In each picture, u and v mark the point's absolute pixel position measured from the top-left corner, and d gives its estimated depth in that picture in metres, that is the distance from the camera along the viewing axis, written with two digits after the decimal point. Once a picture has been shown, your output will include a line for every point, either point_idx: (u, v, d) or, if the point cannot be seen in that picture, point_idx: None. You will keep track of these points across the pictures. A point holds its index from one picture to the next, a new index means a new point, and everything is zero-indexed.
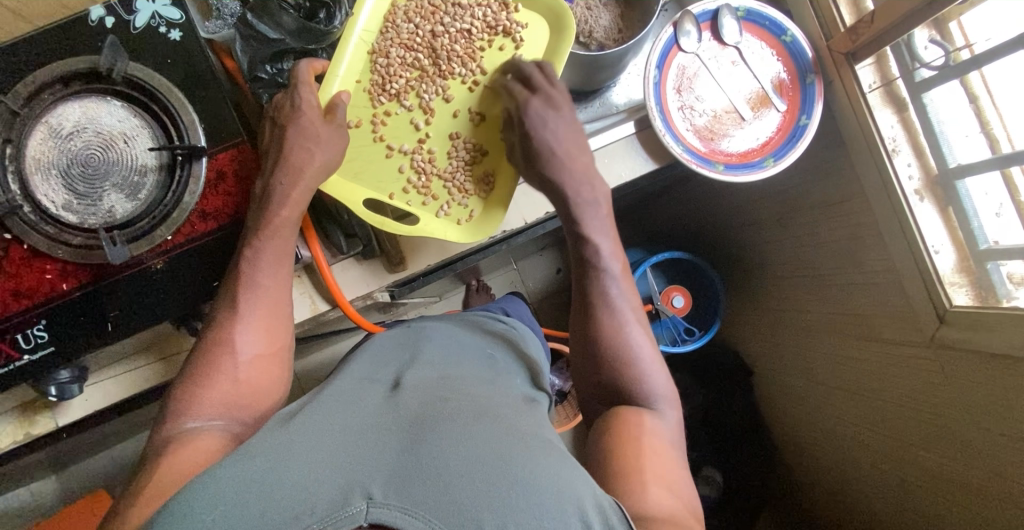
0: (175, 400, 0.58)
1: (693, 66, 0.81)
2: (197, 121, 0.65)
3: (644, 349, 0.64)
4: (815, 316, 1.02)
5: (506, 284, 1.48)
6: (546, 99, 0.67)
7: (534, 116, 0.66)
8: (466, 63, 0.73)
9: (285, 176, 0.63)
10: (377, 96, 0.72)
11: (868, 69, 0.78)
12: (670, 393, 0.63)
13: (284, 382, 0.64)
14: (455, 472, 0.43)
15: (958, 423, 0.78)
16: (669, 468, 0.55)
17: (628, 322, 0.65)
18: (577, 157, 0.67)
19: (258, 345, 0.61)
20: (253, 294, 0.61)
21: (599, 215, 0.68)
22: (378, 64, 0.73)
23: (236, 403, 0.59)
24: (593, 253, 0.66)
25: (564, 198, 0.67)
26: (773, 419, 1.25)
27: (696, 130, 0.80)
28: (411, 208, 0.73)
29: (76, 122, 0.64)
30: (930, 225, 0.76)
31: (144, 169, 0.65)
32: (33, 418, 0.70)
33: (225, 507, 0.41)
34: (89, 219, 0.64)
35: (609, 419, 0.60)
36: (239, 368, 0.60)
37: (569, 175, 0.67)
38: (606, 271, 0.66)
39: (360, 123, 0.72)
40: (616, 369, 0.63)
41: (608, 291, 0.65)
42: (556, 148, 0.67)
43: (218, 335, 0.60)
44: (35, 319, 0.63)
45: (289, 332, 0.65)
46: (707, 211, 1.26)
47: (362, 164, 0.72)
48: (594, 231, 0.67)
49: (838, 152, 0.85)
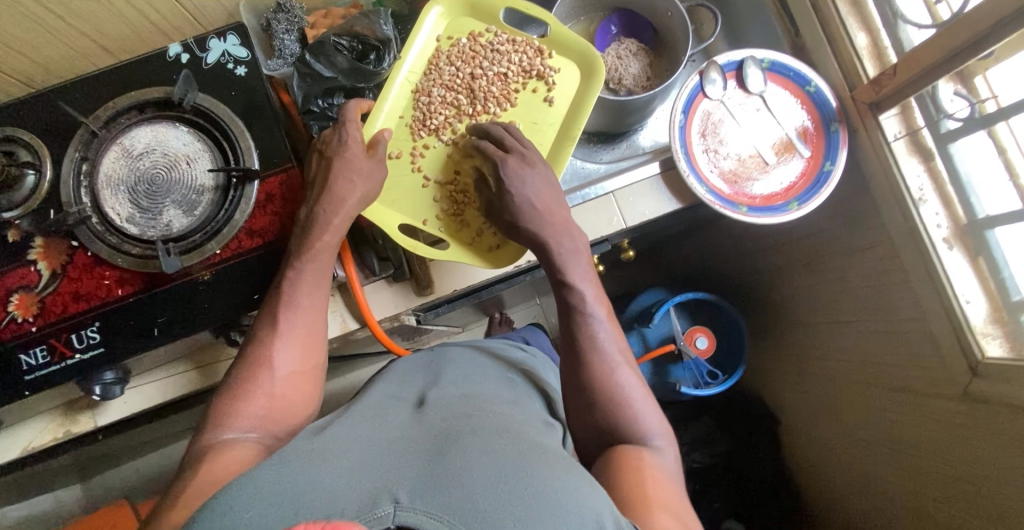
0: (214, 410, 0.61)
1: (718, 112, 0.84)
2: (253, 146, 0.71)
3: (634, 386, 0.65)
4: (844, 364, 0.99)
5: (529, 319, 1.50)
6: (520, 159, 0.71)
7: (510, 173, 0.69)
8: (501, 103, 0.78)
9: (328, 204, 0.67)
10: (417, 130, 0.78)
11: (893, 119, 0.80)
12: (664, 431, 0.64)
13: (315, 398, 0.66)
14: (478, 480, 0.45)
15: (991, 481, 0.74)
16: (673, 503, 0.55)
17: (616, 363, 0.66)
18: (556, 212, 0.70)
19: (294, 362, 0.64)
20: (292, 312, 0.65)
21: (582, 265, 0.70)
22: (419, 102, 0.78)
23: (270, 415, 0.62)
24: (578, 299, 0.68)
25: (548, 246, 0.69)
26: (800, 472, 1.21)
27: (722, 173, 0.83)
28: (443, 234, 0.77)
29: (147, 144, 0.71)
30: (958, 274, 0.75)
31: (201, 189, 0.71)
32: (74, 416, 0.74)
33: (261, 508, 0.43)
34: (148, 231, 0.69)
35: (610, 457, 0.60)
36: (275, 382, 0.63)
37: (549, 228, 0.69)
38: (592, 315, 0.68)
39: (400, 154, 0.77)
40: (610, 409, 0.63)
41: (596, 335, 0.67)
42: (533, 202, 0.69)
43: (258, 351, 0.63)
44: (90, 320, 0.68)
45: (323, 350, 0.68)
46: (734, 254, 1.26)
47: (398, 192, 0.77)
48: (577, 279, 0.69)
49: (863, 199, 0.86)
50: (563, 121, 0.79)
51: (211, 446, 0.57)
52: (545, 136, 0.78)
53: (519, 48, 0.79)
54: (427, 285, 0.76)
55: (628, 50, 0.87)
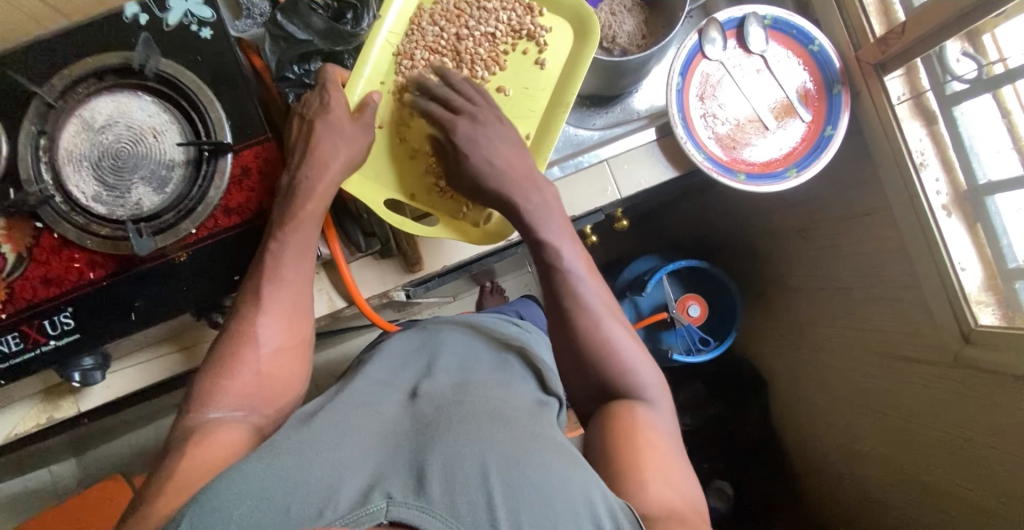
0: (199, 386, 0.59)
1: (718, 74, 0.80)
2: (224, 117, 0.66)
3: (623, 345, 0.64)
4: (835, 330, 1.00)
5: (520, 287, 1.49)
6: (471, 118, 0.69)
7: (470, 138, 0.68)
8: (489, 67, 0.74)
9: (312, 169, 0.64)
10: (401, 98, 0.73)
11: (898, 80, 0.77)
12: (658, 383, 0.63)
13: (303, 377, 0.64)
14: (473, 474, 0.44)
15: (977, 444, 0.77)
16: (664, 458, 0.56)
17: (603, 322, 0.64)
18: (520, 167, 0.68)
19: (279, 338, 0.62)
20: (276, 287, 0.62)
21: (559, 224, 0.68)
22: (401, 67, 0.73)
23: (257, 394, 0.60)
24: (556, 259, 0.66)
25: (524, 211, 0.67)
26: (787, 431, 1.24)
27: (718, 138, 0.79)
28: (433, 209, 0.74)
29: (108, 116, 0.66)
30: (955, 242, 0.74)
31: (171, 164, 0.67)
32: (56, 402, 0.72)
33: (250, 504, 0.42)
34: (117, 211, 0.65)
35: (603, 419, 0.60)
36: (260, 360, 0.60)
37: (519, 187, 0.67)
38: (573, 276, 0.65)
39: (384, 124, 0.73)
40: (600, 371, 0.62)
41: (580, 295, 0.65)
42: (496, 162, 0.67)
43: (242, 327, 0.61)
44: (63, 306, 0.65)
45: (309, 326, 0.66)
46: (727, 220, 1.25)
47: (382, 167, 0.73)
48: (553, 239, 0.66)
49: (862, 164, 0.84)
50: (555, 85, 0.74)
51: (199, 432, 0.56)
52: (537, 103, 0.74)
53: (507, 5, 0.74)
54: (416, 262, 0.74)
55: (623, 6, 0.82)
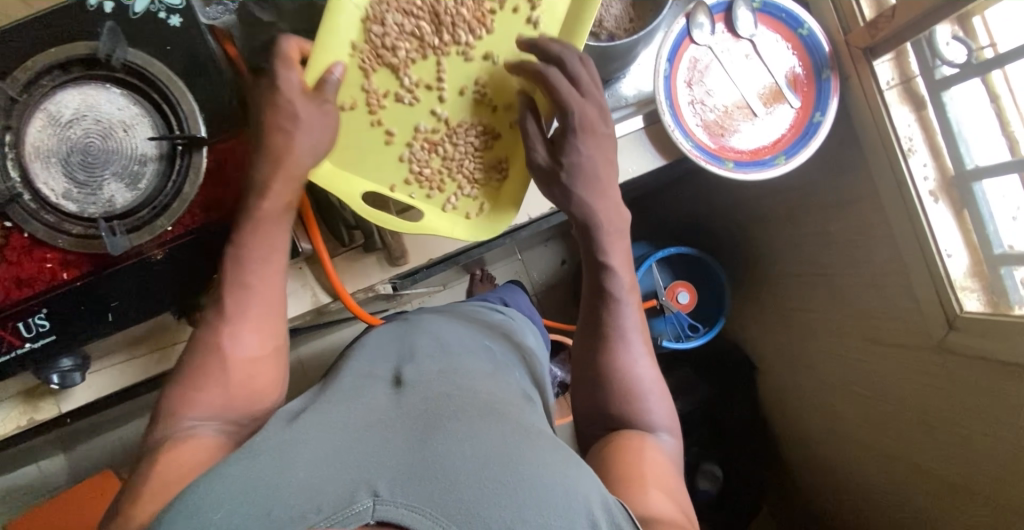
0: (166, 403, 0.57)
1: (706, 59, 0.78)
2: (197, 109, 0.64)
3: (649, 380, 0.64)
4: (823, 315, 1.00)
5: (510, 274, 1.48)
6: (596, 110, 0.66)
7: (584, 126, 0.66)
8: (474, 29, 0.68)
9: (265, 162, 0.61)
10: (372, 72, 0.68)
11: (887, 64, 0.76)
12: (672, 424, 0.64)
13: (279, 381, 0.62)
14: (460, 472, 0.44)
15: (961, 427, 0.78)
16: (668, 481, 0.56)
17: (638, 353, 0.65)
18: (606, 184, 0.68)
19: (249, 345, 0.60)
20: (242, 292, 0.60)
21: (620, 248, 0.69)
22: (369, 33, 0.67)
23: (230, 404, 0.58)
24: (613, 284, 0.67)
25: (594, 227, 0.68)
26: (775, 414, 1.26)
27: (706, 126, 0.78)
28: (412, 200, 0.71)
29: (76, 110, 0.63)
30: (942, 228, 0.74)
31: (144, 158, 0.64)
32: (36, 403, 0.70)
33: (230, 506, 0.42)
34: (89, 208, 0.63)
35: (611, 440, 0.61)
36: (229, 369, 0.58)
37: (603, 199, 0.68)
38: (619, 300, 0.67)
39: (354, 105, 0.68)
40: (621, 396, 0.63)
41: (623, 323, 0.66)
42: (591, 166, 0.67)
43: (208, 335, 0.59)
44: (36, 307, 0.63)
45: (282, 330, 0.63)
46: (714, 206, 1.24)
47: (353, 153, 0.70)
48: (616, 264, 0.67)
49: (850, 150, 0.83)
50: None
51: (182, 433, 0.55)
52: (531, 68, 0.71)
53: None
54: (401, 255, 0.73)
55: None
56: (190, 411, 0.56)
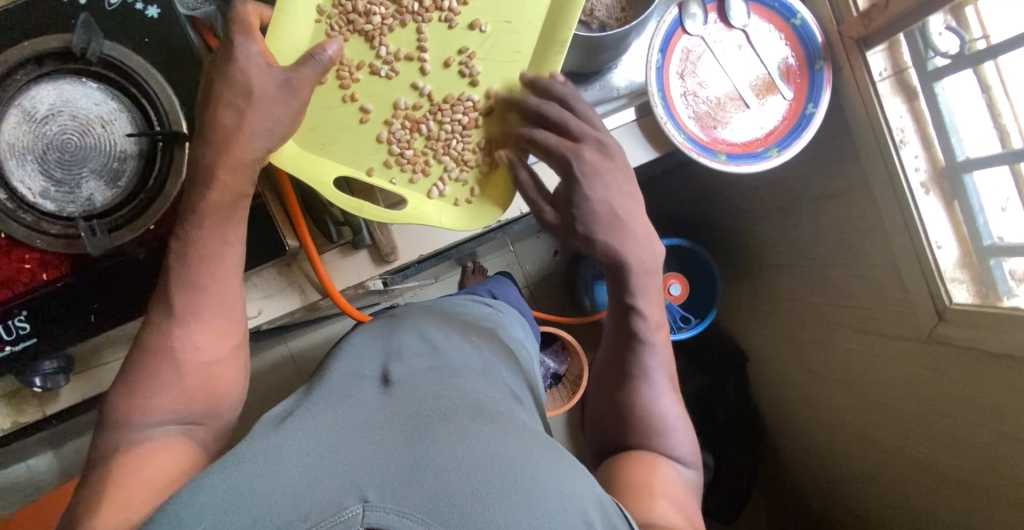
0: (115, 410, 0.54)
1: (699, 50, 0.77)
2: (177, 103, 0.62)
3: (673, 414, 0.64)
4: (813, 306, 1.01)
5: (501, 266, 1.47)
6: (599, 150, 0.64)
7: (586, 170, 0.63)
8: None
9: (211, 150, 0.55)
10: (344, 40, 0.66)
11: (880, 55, 0.75)
12: (694, 455, 0.64)
13: (236, 381, 0.60)
14: (452, 474, 0.44)
15: (949, 416, 0.79)
16: (678, 494, 0.58)
17: (662, 391, 0.65)
18: (637, 224, 0.65)
19: (202, 348, 0.57)
20: (190, 293, 0.56)
21: (650, 287, 0.66)
22: (340, 1, 0.65)
23: (184, 406, 0.56)
24: (642, 325, 0.65)
25: (623, 269, 0.65)
26: (765, 403, 1.27)
27: (698, 118, 0.77)
28: (394, 185, 0.69)
29: (51, 105, 0.61)
30: (933, 220, 0.75)
31: (123, 155, 0.62)
32: (21, 406, 0.69)
33: (215, 515, 0.42)
34: (68, 207, 0.62)
35: (625, 457, 0.62)
36: (181, 372, 0.56)
37: (631, 243, 0.64)
38: (648, 342, 0.66)
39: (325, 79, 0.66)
40: (645, 430, 0.63)
41: (648, 363, 0.65)
42: (613, 208, 0.63)
43: (156, 339, 0.56)
44: (14, 309, 0.60)
45: (238, 329, 0.60)
46: (706, 197, 1.24)
47: (326, 131, 0.67)
48: (644, 305, 0.66)
49: (842, 142, 0.83)
50: (542, 17, 0.68)
51: (178, 436, 0.55)
52: (522, 40, 0.68)
53: None
54: (391, 251, 0.72)
55: None
56: (146, 417, 0.54)
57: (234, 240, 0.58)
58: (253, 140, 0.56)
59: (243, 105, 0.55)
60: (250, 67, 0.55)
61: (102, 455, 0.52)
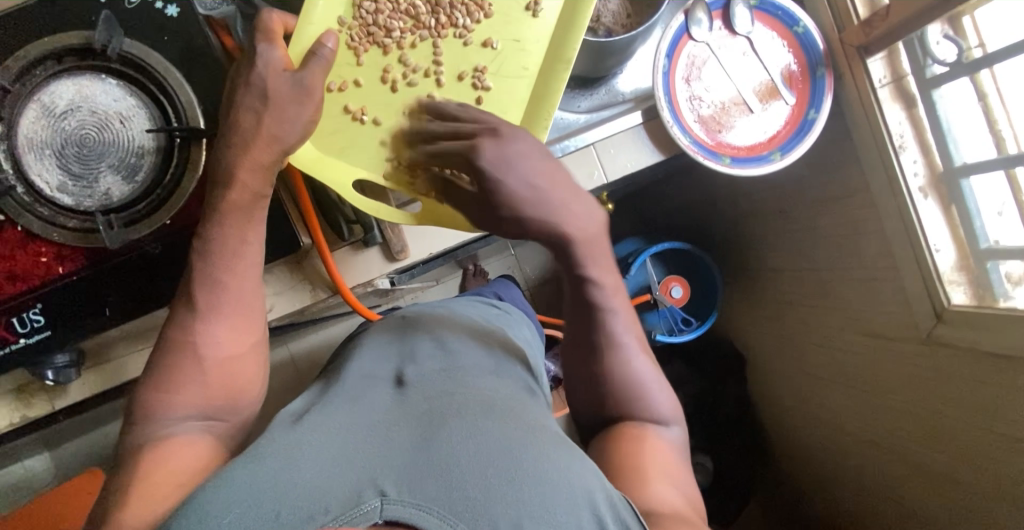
0: (140, 404, 0.55)
1: (703, 55, 0.78)
2: (195, 100, 0.64)
3: (648, 375, 0.63)
4: (813, 309, 1.03)
5: (503, 269, 1.48)
6: (492, 132, 0.59)
7: (494, 158, 0.58)
8: (471, 12, 0.69)
9: (234, 151, 0.56)
10: (363, 51, 0.68)
11: (880, 63, 0.77)
12: (676, 412, 0.64)
13: (260, 379, 0.61)
14: (468, 471, 0.45)
15: (948, 417, 0.81)
16: (671, 468, 0.58)
17: (632, 353, 0.63)
18: (560, 183, 0.60)
19: (226, 346, 0.57)
20: (213, 290, 0.57)
21: (603, 253, 0.63)
22: (362, 14, 0.68)
23: (210, 402, 0.56)
24: (599, 294, 0.62)
25: (567, 246, 0.60)
26: (764, 406, 1.28)
27: (703, 122, 0.78)
28: (410, 193, 0.68)
29: (70, 100, 0.62)
30: (932, 223, 0.77)
31: (140, 151, 0.63)
32: (29, 400, 0.69)
33: (237, 510, 0.42)
34: (84, 201, 0.62)
35: (613, 433, 0.61)
36: (205, 368, 0.56)
37: (561, 212, 0.59)
38: (608, 309, 0.63)
39: (341, 87, 0.68)
40: (621, 397, 0.62)
41: (613, 329, 0.63)
42: (531, 183, 0.58)
43: (177, 335, 0.56)
44: (30, 302, 0.62)
45: (261, 326, 0.61)
46: (707, 201, 1.26)
47: (343, 138, 0.68)
48: (599, 272, 0.62)
49: (842, 146, 0.85)
50: (550, 37, 0.70)
51: (198, 431, 0.55)
52: (531, 58, 0.70)
53: None
54: (401, 250, 0.73)
55: None
56: (169, 412, 0.54)
57: (255, 240, 0.59)
58: (275, 142, 0.57)
59: (265, 109, 0.57)
60: (270, 72, 0.57)
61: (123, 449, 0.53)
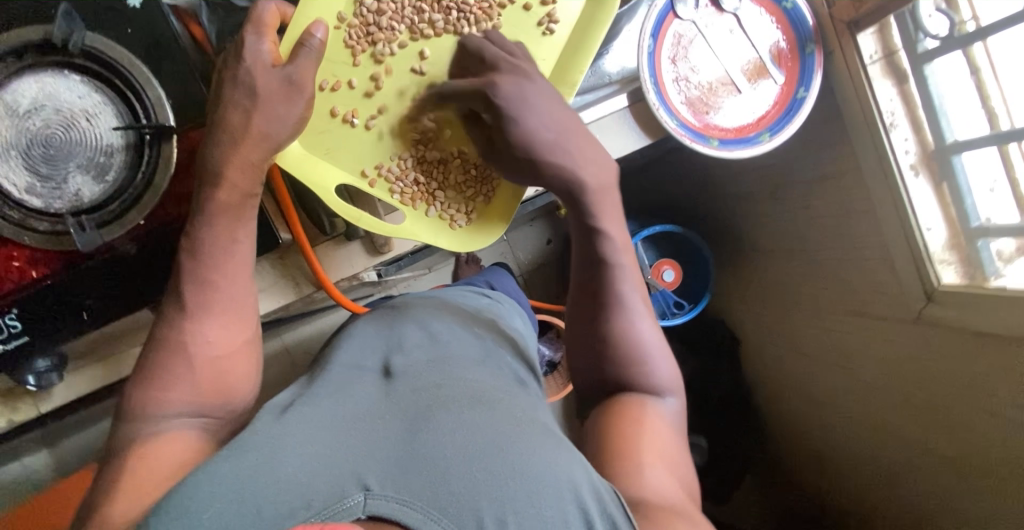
0: (129, 406, 0.54)
1: (690, 34, 0.76)
2: (164, 96, 0.61)
3: (652, 339, 0.62)
4: (804, 289, 1.02)
5: (496, 256, 1.47)
6: (517, 75, 0.63)
7: (509, 94, 0.62)
8: (479, 21, 0.68)
9: (214, 148, 0.55)
10: (359, 50, 0.66)
11: (870, 38, 0.75)
12: (676, 385, 0.62)
13: (253, 376, 0.60)
14: (453, 463, 0.45)
15: (940, 395, 0.81)
16: (668, 450, 0.56)
17: (636, 313, 0.62)
18: (579, 140, 0.63)
19: (216, 344, 0.56)
20: (200, 287, 0.56)
21: (611, 206, 0.64)
22: (362, 12, 0.66)
23: (201, 400, 0.55)
24: (605, 245, 0.63)
25: (577, 189, 0.63)
26: (757, 386, 1.29)
27: (690, 103, 0.76)
28: (394, 203, 0.69)
29: (34, 99, 0.59)
30: (922, 203, 0.76)
31: (110, 149, 0.62)
32: (14, 404, 0.68)
33: (220, 504, 0.41)
34: (55, 203, 0.61)
35: (610, 403, 0.60)
36: (195, 367, 0.55)
37: (572, 165, 0.63)
38: (615, 264, 0.63)
39: (335, 85, 0.66)
40: (620, 359, 0.61)
41: (617, 284, 0.62)
42: (547, 128, 0.62)
43: (164, 334, 0.55)
44: (6, 308, 0.60)
45: (253, 323, 0.60)
46: (698, 183, 1.24)
47: (333, 139, 0.67)
48: (605, 224, 0.63)
49: (833, 126, 0.83)
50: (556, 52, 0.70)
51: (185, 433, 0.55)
52: None
53: None
54: (385, 243, 0.72)
55: None
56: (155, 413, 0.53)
57: (246, 236, 0.58)
58: (265, 141, 0.56)
59: (251, 106, 0.55)
60: (259, 68, 0.55)
61: (109, 453, 0.52)
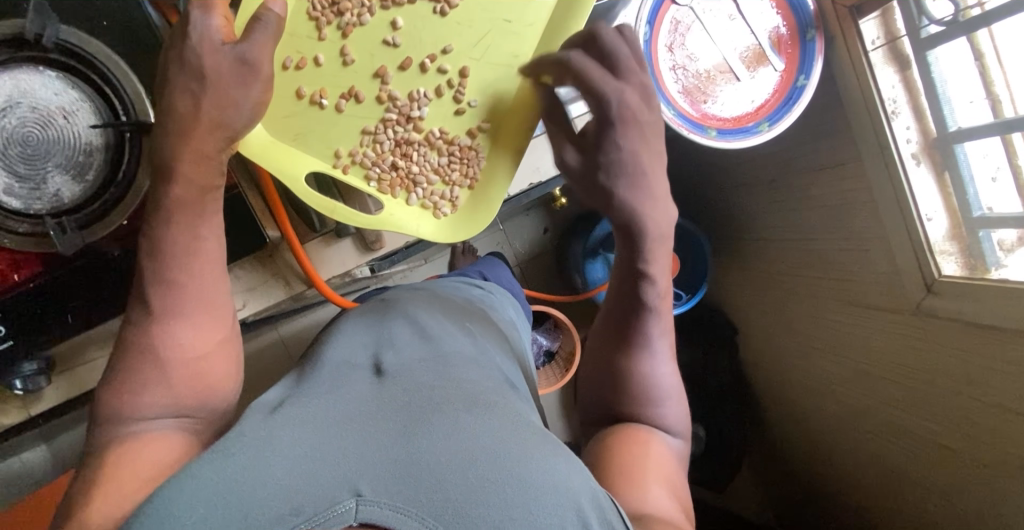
0: (104, 410, 0.53)
1: (688, 20, 0.73)
2: (142, 91, 0.60)
3: (669, 384, 0.61)
4: (803, 278, 1.01)
5: (493, 245, 1.45)
6: (641, 95, 0.58)
7: (624, 115, 0.57)
8: None
9: (172, 140, 0.53)
10: (325, 22, 0.64)
11: (873, 23, 0.74)
12: (684, 431, 0.62)
13: (233, 376, 0.58)
14: (446, 469, 0.44)
15: (937, 385, 0.81)
16: (670, 476, 0.55)
17: (660, 355, 0.61)
18: (658, 183, 0.59)
19: (190, 346, 0.55)
20: (169, 289, 0.54)
21: (665, 252, 0.61)
22: None
23: (177, 404, 0.54)
24: (650, 292, 0.60)
25: (638, 231, 0.59)
26: (756, 374, 1.29)
27: (687, 92, 0.74)
28: (371, 190, 0.67)
29: (7, 96, 0.56)
30: (923, 191, 0.75)
31: (89, 148, 0.59)
32: (3, 408, 0.68)
33: (205, 513, 0.40)
34: (34, 204, 0.59)
35: (614, 431, 0.60)
36: (168, 370, 0.54)
37: (651, 206, 0.58)
38: (652, 308, 0.61)
39: (301, 62, 0.64)
40: (636, 396, 0.60)
41: (650, 327, 0.61)
42: (639, 159, 0.58)
43: (135, 337, 0.54)
44: None
45: (228, 323, 0.58)
46: (697, 170, 1.22)
47: (301, 122, 0.65)
48: (656, 272, 0.60)
49: (834, 112, 0.81)
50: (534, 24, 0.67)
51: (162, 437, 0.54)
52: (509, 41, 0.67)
53: None
54: (376, 240, 0.71)
55: None
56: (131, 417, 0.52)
57: (208, 233, 0.56)
58: (219, 129, 0.54)
59: (198, 90, 0.53)
60: (207, 52, 0.52)
61: (87, 457, 0.51)
